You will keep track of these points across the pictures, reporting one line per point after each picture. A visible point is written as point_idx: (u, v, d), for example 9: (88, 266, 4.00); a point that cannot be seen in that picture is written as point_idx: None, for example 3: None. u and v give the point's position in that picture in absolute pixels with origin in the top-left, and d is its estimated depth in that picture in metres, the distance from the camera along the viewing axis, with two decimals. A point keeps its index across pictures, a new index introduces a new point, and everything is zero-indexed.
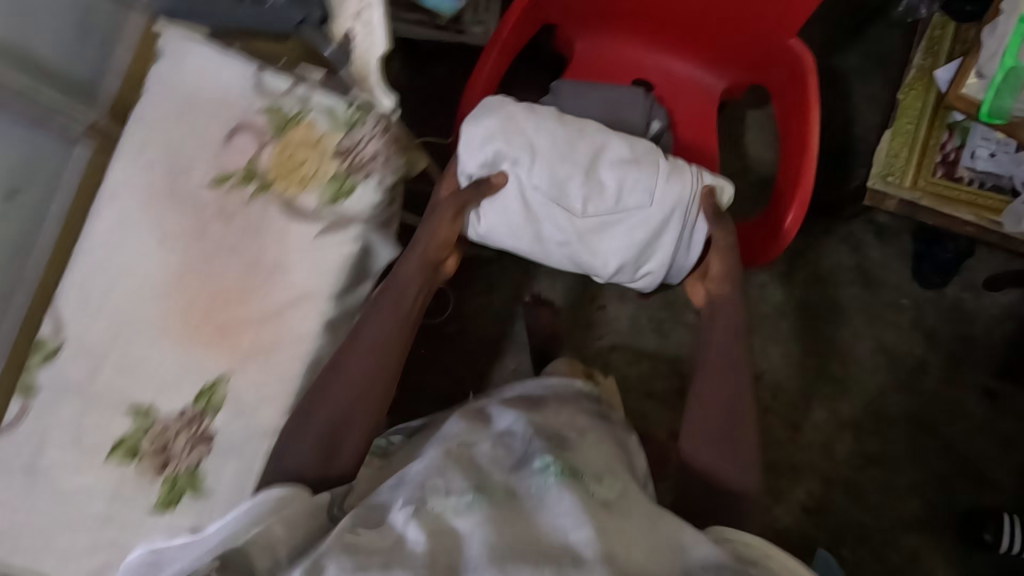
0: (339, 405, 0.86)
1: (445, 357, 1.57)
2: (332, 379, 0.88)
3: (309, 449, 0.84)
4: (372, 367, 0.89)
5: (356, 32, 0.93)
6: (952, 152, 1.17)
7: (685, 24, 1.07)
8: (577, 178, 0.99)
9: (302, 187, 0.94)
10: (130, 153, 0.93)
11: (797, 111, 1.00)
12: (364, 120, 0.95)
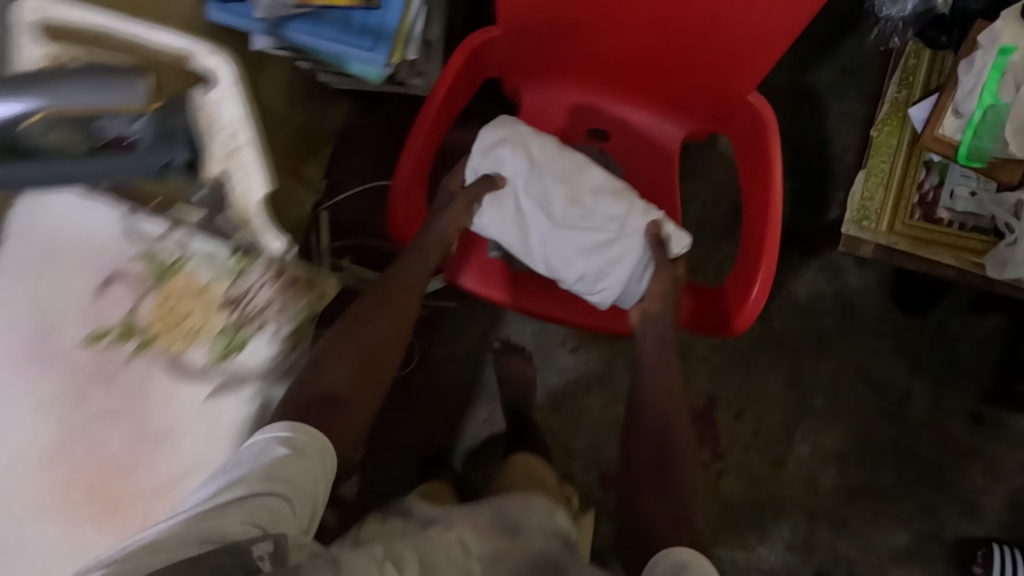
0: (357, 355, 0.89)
1: (412, 409, 1.50)
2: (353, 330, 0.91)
3: (320, 389, 0.84)
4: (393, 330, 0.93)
5: (231, 174, 0.79)
6: (930, 191, 1.09)
7: (638, 72, 0.97)
8: (564, 187, 1.00)
9: (188, 342, 0.81)
10: None
11: (756, 171, 0.92)
12: (252, 265, 0.82)
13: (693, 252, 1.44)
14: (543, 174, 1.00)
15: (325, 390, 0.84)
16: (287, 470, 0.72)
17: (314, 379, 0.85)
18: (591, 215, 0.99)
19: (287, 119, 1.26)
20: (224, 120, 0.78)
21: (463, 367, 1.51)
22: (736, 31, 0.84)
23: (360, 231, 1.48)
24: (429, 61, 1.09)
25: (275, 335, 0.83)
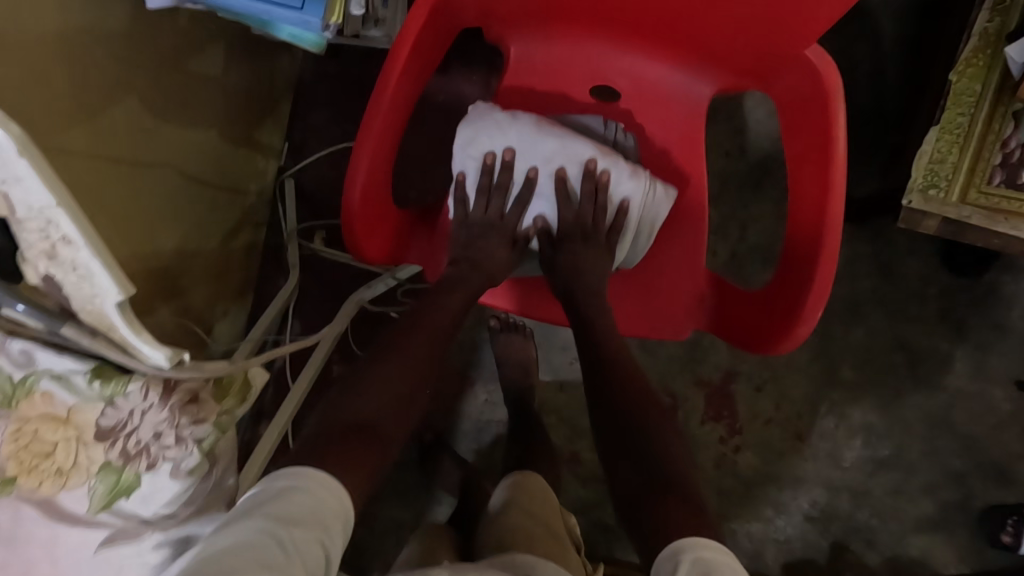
0: (398, 369, 0.75)
1: None
2: (388, 348, 0.78)
3: (353, 412, 0.70)
4: (436, 340, 0.80)
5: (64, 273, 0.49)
6: (1017, 150, 0.88)
7: (658, 17, 0.74)
8: (547, 161, 0.82)
9: (60, 481, 0.61)
10: None
11: (814, 146, 0.73)
12: (122, 386, 0.59)
13: (715, 213, 1.24)
14: (526, 151, 0.81)
15: (354, 413, 0.70)
16: (305, 550, 0.53)
17: (344, 402, 0.72)
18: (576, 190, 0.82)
19: (225, 80, 1.04)
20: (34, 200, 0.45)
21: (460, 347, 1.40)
22: None
23: (332, 204, 1.29)
24: (388, 8, 0.86)
25: (176, 470, 0.63)
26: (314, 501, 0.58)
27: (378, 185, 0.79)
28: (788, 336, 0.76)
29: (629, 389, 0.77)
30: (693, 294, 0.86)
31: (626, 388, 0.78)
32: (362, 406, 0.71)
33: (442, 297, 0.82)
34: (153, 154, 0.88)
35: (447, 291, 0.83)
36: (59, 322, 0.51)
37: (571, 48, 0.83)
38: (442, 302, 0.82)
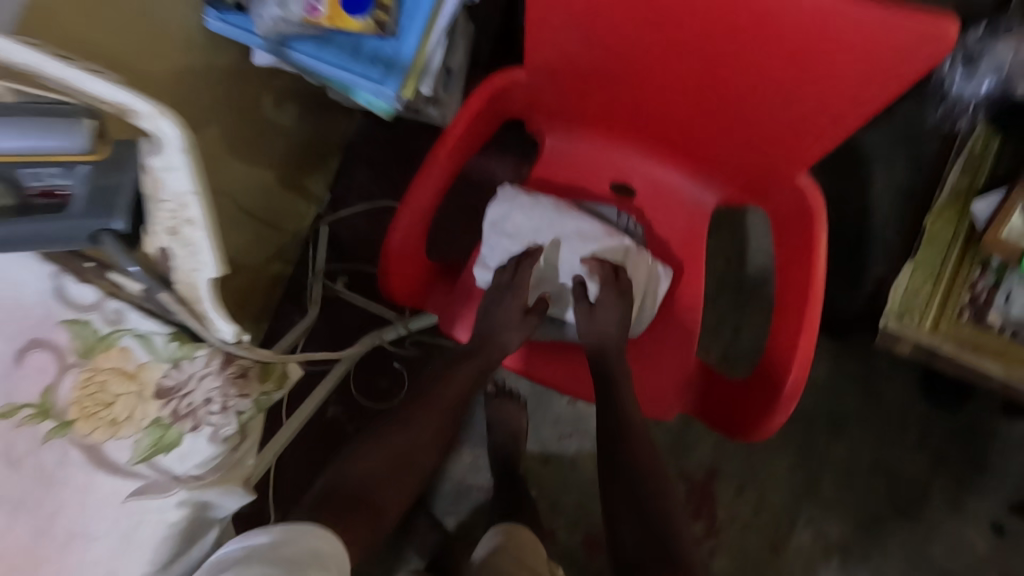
0: (401, 443, 0.85)
1: None
2: (397, 418, 0.88)
3: (355, 478, 0.80)
4: (443, 417, 0.89)
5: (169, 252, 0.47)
6: (984, 292, 0.98)
7: (674, 133, 0.87)
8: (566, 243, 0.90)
9: None
10: None
11: (797, 256, 0.83)
12: None
13: (710, 313, 1.33)
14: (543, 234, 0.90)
15: (357, 477, 0.80)
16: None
17: (348, 467, 0.82)
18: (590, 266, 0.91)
19: (292, 130, 1.18)
20: (163, 181, 0.46)
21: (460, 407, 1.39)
22: (789, 106, 0.74)
23: (359, 253, 1.39)
24: (447, 93, 0.99)
25: None
26: (312, 547, 0.59)
27: (414, 242, 0.88)
28: (771, 418, 0.82)
29: (629, 438, 0.87)
30: (684, 377, 0.93)
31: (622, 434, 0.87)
32: (363, 473, 0.81)
33: (454, 377, 0.91)
34: (218, 182, 0.99)
35: (459, 370, 0.92)
36: (156, 288, 0.46)
37: (596, 148, 0.97)
38: (453, 382, 0.91)
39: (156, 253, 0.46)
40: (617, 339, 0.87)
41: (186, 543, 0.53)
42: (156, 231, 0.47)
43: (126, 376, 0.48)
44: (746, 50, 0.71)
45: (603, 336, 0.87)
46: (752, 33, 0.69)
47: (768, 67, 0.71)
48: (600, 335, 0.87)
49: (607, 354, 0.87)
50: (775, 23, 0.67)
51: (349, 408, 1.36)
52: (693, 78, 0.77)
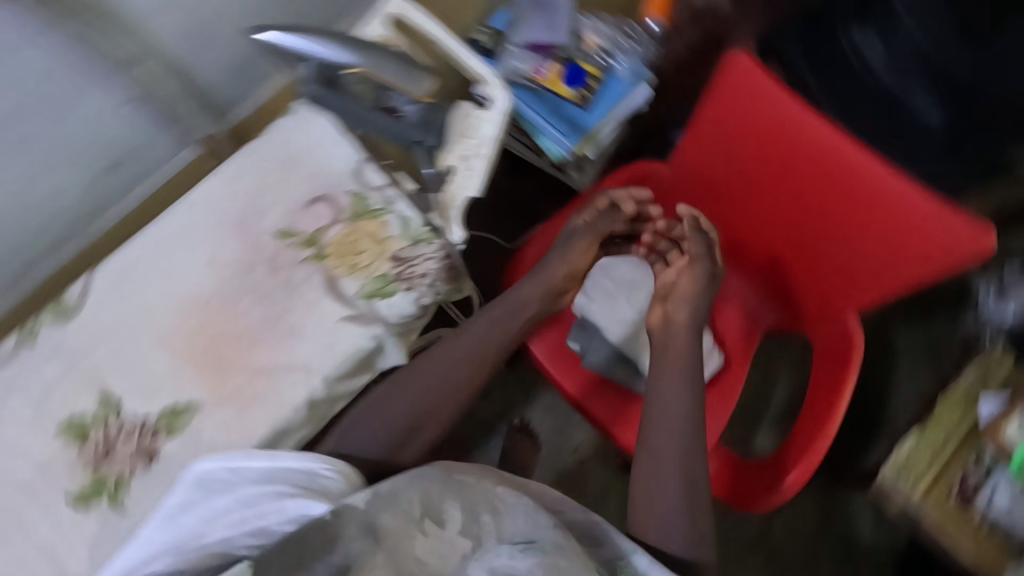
0: (424, 394, 0.74)
1: None
2: (416, 367, 0.76)
3: (368, 432, 0.71)
4: (470, 369, 0.76)
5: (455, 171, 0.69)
6: (972, 485, 0.95)
7: (759, 252, 1.07)
8: None
9: None
10: (182, 218, 0.70)
11: (830, 380, 0.99)
12: None
13: None
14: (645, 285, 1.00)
15: (378, 419, 0.72)
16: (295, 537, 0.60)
17: (359, 428, 0.72)
18: None
19: None
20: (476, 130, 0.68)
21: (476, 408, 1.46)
22: (859, 260, 0.93)
23: None
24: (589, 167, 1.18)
25: None
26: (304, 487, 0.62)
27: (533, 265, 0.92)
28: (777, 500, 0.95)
29: (670, 413, 0.72)
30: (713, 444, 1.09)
31: (660, 409, 0.73)
32: (380, 424, 0.72)
33: (488, 330, 0.79)
34: None
35: (495, 322, 0.80)
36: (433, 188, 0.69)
37: None
38: (481, 334, 0.78)
39: (449, 170, 0.69)
40: (690, 314, 0.80)
41: (352, 374, 0.68)
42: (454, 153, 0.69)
43: (375, 239, 0.68)
44: (836, 210, 0.91)
45: (681, 308, 0.81)
46: (845, 199, 0.88)
47: (852, 224, 0.90)
48: (676, 305, 0.81)
49: (675, 322, 0.80)
50: (865, 199, 0.86)
51: None
52: (799, 217, 0.96)
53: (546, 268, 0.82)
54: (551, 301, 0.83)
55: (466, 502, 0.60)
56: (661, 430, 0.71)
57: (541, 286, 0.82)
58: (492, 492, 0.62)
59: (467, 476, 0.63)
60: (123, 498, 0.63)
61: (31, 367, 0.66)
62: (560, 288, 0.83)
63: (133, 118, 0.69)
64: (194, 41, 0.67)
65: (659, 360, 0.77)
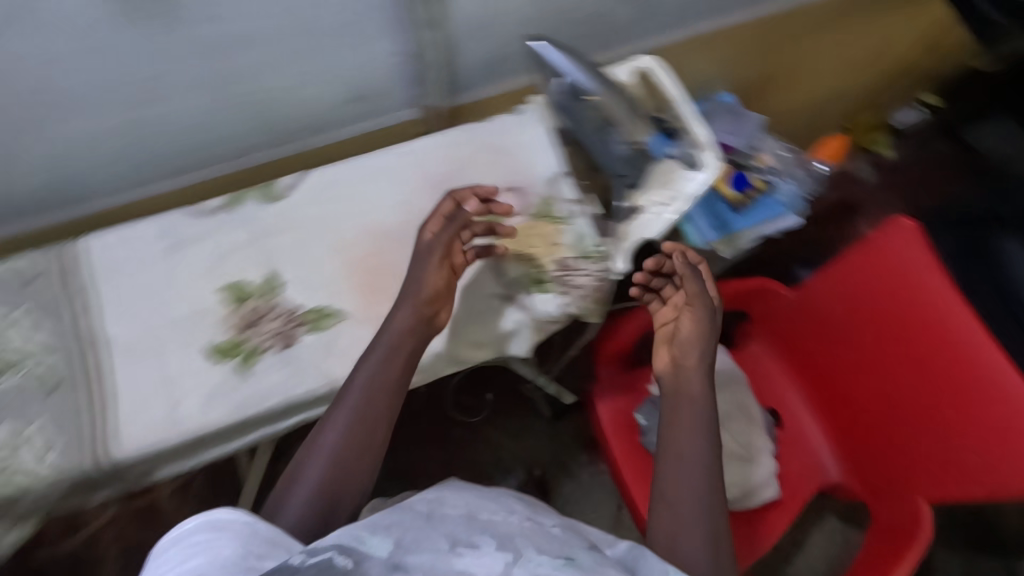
0: (343, 444, 0.58)
1: (429, 452, 1.44)
2: (321, 426, 0.60)
3: (298, 498, 0.55)
4: (381, 403, 0.60)
5: (644, 213, 0.73)
6: None
7: (847, 403, 1.04)
8: (731, 408, 1.08)
9: None
10: (393, 160, 0.79)
11: (881, 557, 0.91)
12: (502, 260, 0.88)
13: None
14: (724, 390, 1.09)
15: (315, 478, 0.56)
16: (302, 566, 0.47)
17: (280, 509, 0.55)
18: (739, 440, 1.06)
19: None
20: (679, 183, 0.72)
21: (504, 444, 1.46)
22: (952, 443, 0.86)
23: None
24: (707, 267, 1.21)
25: None
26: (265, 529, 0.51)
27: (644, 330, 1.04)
28: None
29: (690, 467, 0.60)
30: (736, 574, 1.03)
31: (673, 464, 0.60)
32: (306, 490, 0.56)
33: (384, 364, 0.62)
34: None
35: (388, 351, 0.63)
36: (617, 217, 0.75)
37: (783, 374, 1.18)
38: (376, 367, 0.62)
39: (634, 207, 0.73)
40: (702, 351, 0.67)
41: (479, 346, 0.73)
42: (649, 194, 0.73)
43: (547, 241, 0.74)
44: (938, 383, 0.86)
45: (691, 347, 0.67)
46: (949, 375, 0.84)
47: (951, 402, 0.85)
48: (688, 347, 0.67)
49: (689, 364, 0.66)
50: (970, 381, 0.82)
51: (432, 395, 1.47)
52: (887, 376, 0.94)
53: (404, 300, 0.65)
54: (423, 330, 0.65)
55: (493, 532, 0.53)
56: (680, 486, 0.59)
57: (413, 309, 0.65)
58: (522, 528, 0.55)
59: (490, 513, 0.58)
60: (251, 365, 0.68)
61: (226, 226, 0.75)
62: (428, 299, 0.66)
63: (393, 70, 0.79)
64: (472, 31, 0.79)
65: (670, 408, 0.64)
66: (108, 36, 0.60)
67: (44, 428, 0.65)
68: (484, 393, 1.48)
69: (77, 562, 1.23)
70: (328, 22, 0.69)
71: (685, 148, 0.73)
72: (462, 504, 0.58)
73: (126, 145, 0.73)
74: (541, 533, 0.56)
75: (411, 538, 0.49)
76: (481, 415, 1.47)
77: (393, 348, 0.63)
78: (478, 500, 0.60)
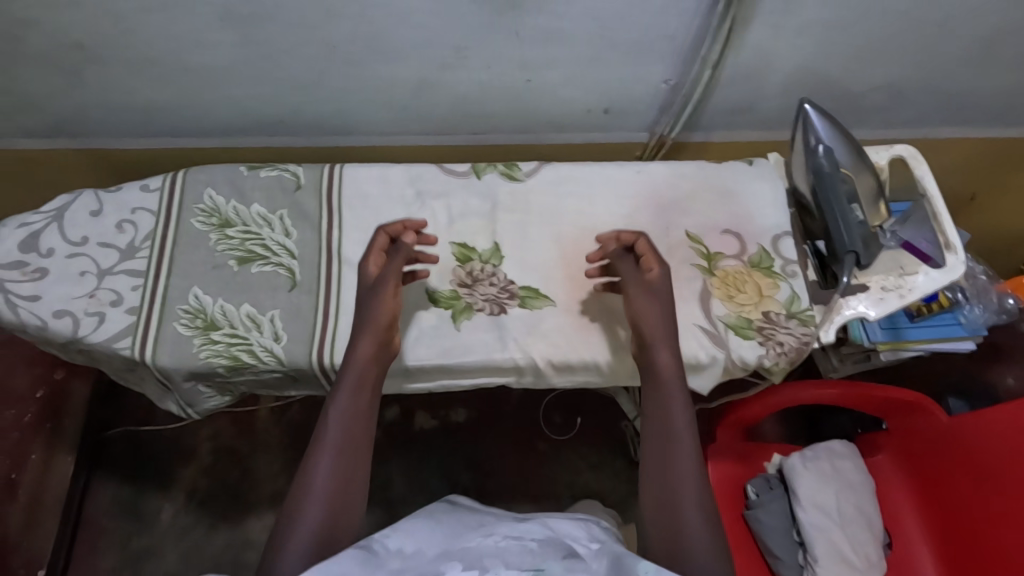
0: (337, 476, 0.58)
1: (499, 454, 1.30)
2: (306, 468, 0.59)
3: (300, 542, 0.54)
4: (361, 435, 0.61)
5: (861, 296, 0.75)
6: None
7: (987, 548, 0.93)
8: (855, 512, 1.02)
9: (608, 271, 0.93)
10: (625, 171, 0.83)
11: None
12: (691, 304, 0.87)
13: None
14: (852, 491, 1.03)
15: (305, 516, 0.56)
16: None
17: (281, 553, 0.54)
18: (856, 548, 0.99)
19: None
20: (908, 279, 0.75)
21: (582, 482, 1.28)
22: None
23: None
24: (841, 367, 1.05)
25: None
26: None
27: (778, 404, 1.00)
28: None
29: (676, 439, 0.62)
30: None
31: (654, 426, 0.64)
32: (310, 528, 0.55)
33: (355, 393, 0.63)
34: None
35: (360, 382, 0.64)
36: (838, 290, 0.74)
37: (910, 498, 1.07)
38: (347, 395, 0.63)
39: (862, 284, 0.75)
40: (659, 324, 0.67)
41: None
42: (874, 278, 0.76)
43: (759, 291, 0.76)
44: None
45: (644, 325, 0.68)
46: None
47: None
48: (642, 326, 0.68)
49: (654, 345, 0.66)
50: None
51: (527, 398, 1.34)
52: None
53: (360, 333, 0.66)
54: (386, 354, 0.67)
55: (462, 557, 0.56)
56: (667, 463, 0.60)
57: (372, 337, 0.66)
58: (499, 547, 0.58)
59: (467, 538, 0.60)
60: (463, 319, 0.73)
61: (467, 190, 0.81)
62: (383, 321, 0.66)
63: (647, 94, 0.84)
64: (735, 78, 0.82)
65: (647, 387, 0.66)
66: (449, 10, 0.68)
67: (278, 319, 0.73)
68: (578, 416, 1.33)
69: (176, 443, 1.27)
70: (623, 39, 0.74)
71: (933, 246, 0.78)
72: (437, 536, 0.60)
73: (404, 100, 0.82)
74: (523, 548, 0.57)
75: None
76: (567, 435, 1.31)
77: (355, 363, 0.64)
78: (453, 528, 0.61)
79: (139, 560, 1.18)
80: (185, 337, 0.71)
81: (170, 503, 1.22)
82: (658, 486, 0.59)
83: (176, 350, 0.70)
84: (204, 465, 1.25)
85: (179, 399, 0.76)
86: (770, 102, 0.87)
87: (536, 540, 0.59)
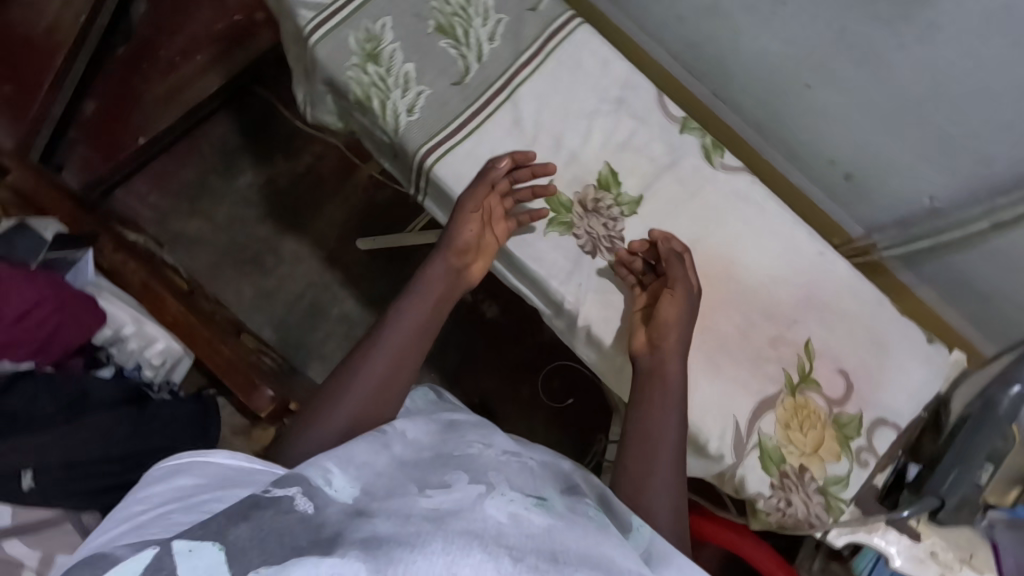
0: (380, 379, 0.57)
1: (487, 364, 1.29)
2: (353, 361, 0.59)
3: (334, 424, 0.54)
4: (414, 342, 0.61)
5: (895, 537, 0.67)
6: None
7: None
8: None
9: None
10: (811, 240, 0.72)
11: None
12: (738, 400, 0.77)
13: None
14: None
15: (342, 404, 0.55)
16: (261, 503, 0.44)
17: (310, 430, 0.54)
18: None
19: None
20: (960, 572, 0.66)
21: None
22: None
23: None
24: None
25: None
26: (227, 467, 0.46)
27: (733, 551, 0.85)
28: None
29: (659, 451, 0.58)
30: None
31: (637, 438, 0.58)
32: (347, 413, 0.55)
33: (419, 304, 0.63)
34: None
35: (424, 295, 0.64)
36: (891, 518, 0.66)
37: None
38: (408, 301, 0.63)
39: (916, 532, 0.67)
40: (679, 337, 0.63)
41: None
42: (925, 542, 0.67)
43: (816, 444, 0.66)
44: None
45: (667, 331, 0.63)
46: None
47: None
48: (664, 331, 0.63)
49: (669, 355, 0.62)
50: None
51: (547, 347, 1.31)
52: None
53: (439, 249, 0.67)
54: (457, 277, 0.66)
55: (467, 464, 0.47)
56: (647, 472, 0.56)
57: (448, 255, 0.66)
58: (500, 462, 0.49)
59: (467, 444, 0.51)
60: (555, 230, 0.70)
61: (662, 135, 0.74)
62: (470, 243, 0.67)
63: (904, 195, 0.70)
64: (1002, 255, 0.67)
65: (646, 393, 0.61)
66: None
67: (424, 97, 0.71)
68: (571, 398, 1.29)
69: (288, 135, 1.35)
70: (940, 122, 0.61)
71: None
72: (438, 440, 0.51)
73: (686, 8, 0.73)
74: (521, 465, 0.50)
75: (383, 489, 0.43)
76: (548, 402, 1.28)
77: (431, 278, 0.65)
78: (451, 434, 0.52)
79: (203, 193, 1.31)
80: (350, 50, 0.71)
81: (252, 173, 1.32)
82: (632, 486, 0.56)
83: (336, 55, 0.71)
84: (293, 169, 1.33)
85: (308, 93, 0.78)
86: (1010, 310, 0.71)
87: (536, 463, 0.51)
